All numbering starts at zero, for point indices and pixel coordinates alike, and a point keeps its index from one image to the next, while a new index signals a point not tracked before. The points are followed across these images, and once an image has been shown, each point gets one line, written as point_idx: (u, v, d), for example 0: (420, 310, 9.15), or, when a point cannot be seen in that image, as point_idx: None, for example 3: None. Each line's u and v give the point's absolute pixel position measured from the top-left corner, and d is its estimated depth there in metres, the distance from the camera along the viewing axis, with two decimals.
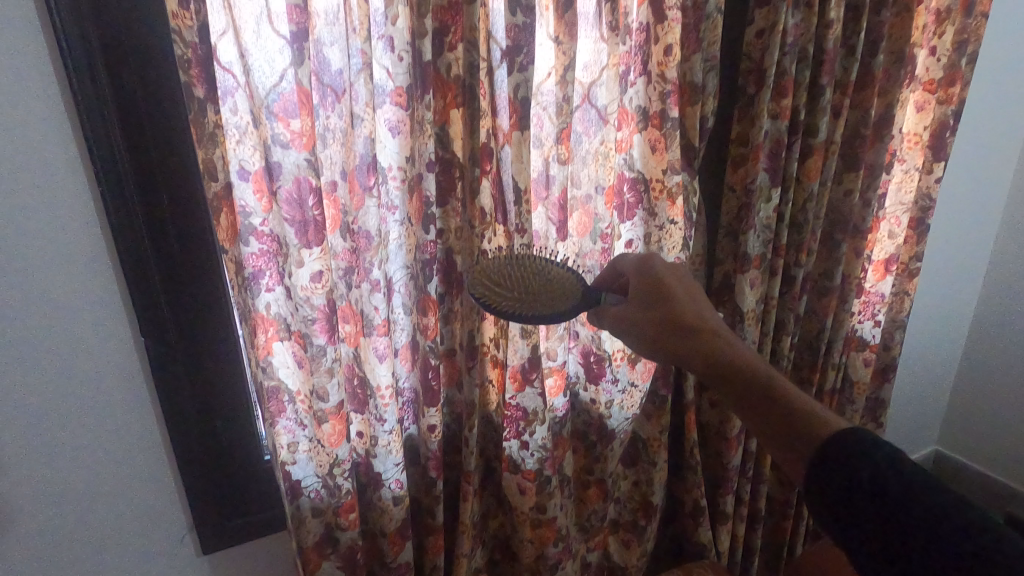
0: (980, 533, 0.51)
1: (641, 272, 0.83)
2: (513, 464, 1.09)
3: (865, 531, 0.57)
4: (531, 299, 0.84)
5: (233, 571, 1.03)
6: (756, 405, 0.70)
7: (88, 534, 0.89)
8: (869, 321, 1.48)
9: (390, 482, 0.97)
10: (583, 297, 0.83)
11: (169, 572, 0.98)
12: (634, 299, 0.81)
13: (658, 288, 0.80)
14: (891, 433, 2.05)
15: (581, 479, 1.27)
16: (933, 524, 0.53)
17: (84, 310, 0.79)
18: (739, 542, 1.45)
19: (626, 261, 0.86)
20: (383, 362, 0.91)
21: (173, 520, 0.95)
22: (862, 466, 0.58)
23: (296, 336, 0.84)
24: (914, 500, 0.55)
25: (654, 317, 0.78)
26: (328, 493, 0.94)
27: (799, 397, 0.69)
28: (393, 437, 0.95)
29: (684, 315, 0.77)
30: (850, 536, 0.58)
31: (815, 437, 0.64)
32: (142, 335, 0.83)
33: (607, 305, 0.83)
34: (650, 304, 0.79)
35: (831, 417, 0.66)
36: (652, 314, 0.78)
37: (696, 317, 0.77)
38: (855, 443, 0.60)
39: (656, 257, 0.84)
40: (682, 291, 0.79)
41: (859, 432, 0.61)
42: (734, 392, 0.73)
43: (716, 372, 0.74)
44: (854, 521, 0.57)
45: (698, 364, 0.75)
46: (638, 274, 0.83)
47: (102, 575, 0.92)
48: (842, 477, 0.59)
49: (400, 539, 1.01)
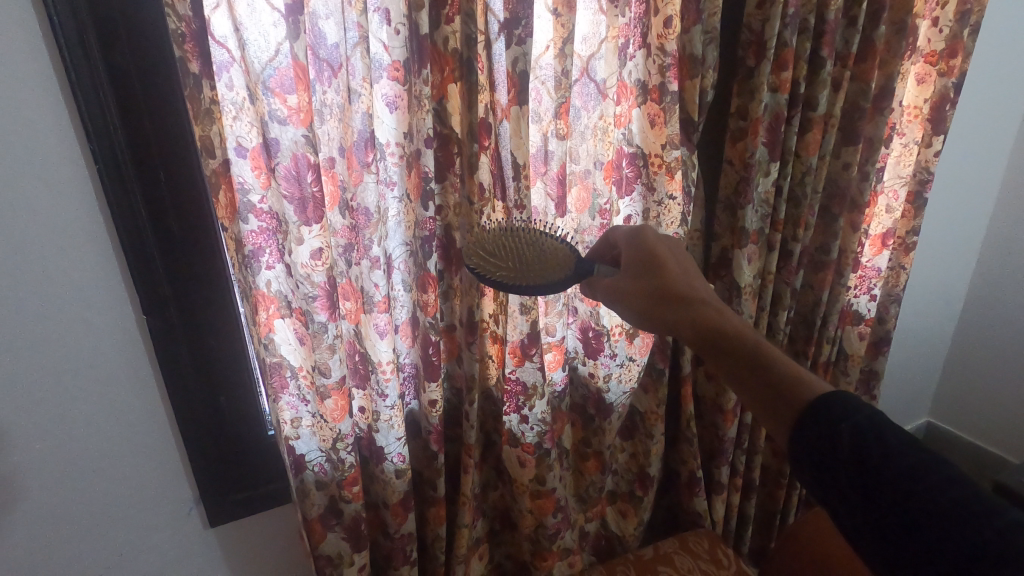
0: (955, 486, 0.53)
1: (633, 244, 0.84)
2: (513, 438, 1.11)
3: (846, 489, 0.57)
4: (522, 273, 0.84)
5: (241, 542, 1.05)
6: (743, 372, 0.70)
7: (97, 511, 0.91)
8: (865, 296, 1.49)
9: (393, 455, 0.99)
10: (575, 269, 0.84)
11: (178, 544, 1.00)
12: (626, 271, 0.82)
13: (649, 259, 0.81)
14: (884, 405, 2.08)
15: (579, 451, 1.30)
16: (913, 480, 0.54)
17: (85, 289, 0.79)
18: (734, 511, 1.48)
19: (618, 232, 0.88)
20: (383, 338, 0.92)
21: (179, 495, 0.97)
22: (840, 428, 0.59)
23: (297, 313, 0.85)
24: (894, 457, 0.56)
25: (644, 287, 0.79)
26: (332, 466, 0.96)
27: (787, 364, 0.69)
28: (395, 412, 0.96)
29: (673, 284, 0.78)
30: (831, 493, 0.59)
31: (797, 401, 0.64)
32: (144, 313, 0.84)
33: (599, 276, 0.84)
34: (640, 274, 0.81)
35: (818, 383, 0.65)
36: (640, 283, 0.79)
37: (685, 287, 0.78)
38: (837, 404, 0.60)
39: (648, 229, 0.85)
40: (671, 261, 0.80)
41: (841, 395, 0.61)
42: (722, 361, 0.73)
43: (704, 341, 0.74)
44: (835, 478, 0.58)
45: (687, 333, 0.76)
46: (630, 246, 0.84)
47: (112, 549, 0.94)
48: (823, 437, 0.60)
49: (403, 510, 1.03)
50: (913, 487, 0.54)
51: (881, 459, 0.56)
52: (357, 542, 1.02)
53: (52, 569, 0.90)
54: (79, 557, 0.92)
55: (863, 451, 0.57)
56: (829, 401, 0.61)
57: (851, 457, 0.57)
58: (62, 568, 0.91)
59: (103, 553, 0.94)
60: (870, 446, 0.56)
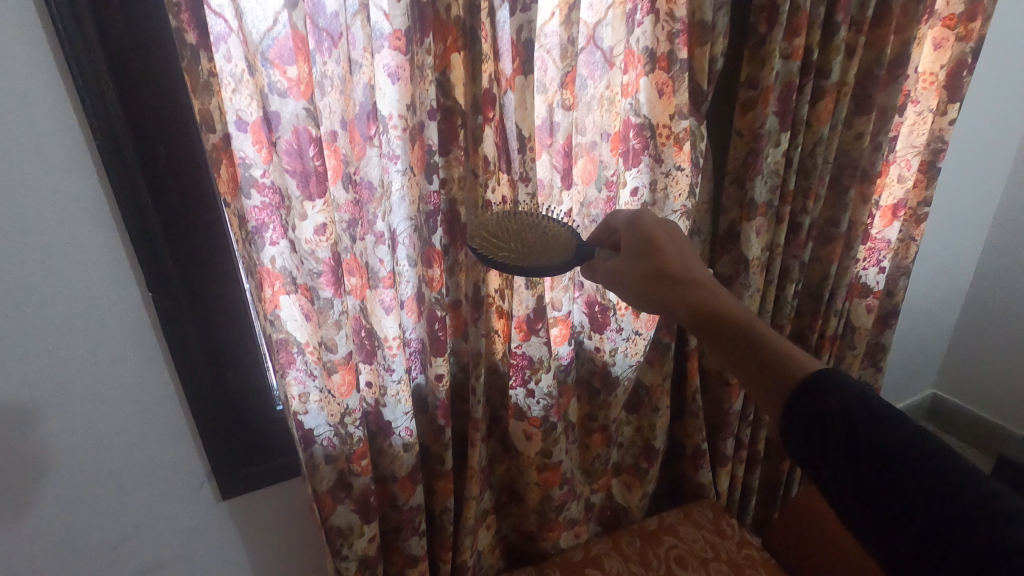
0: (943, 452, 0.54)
1: (631, 227, 0.85)
2: (519, 412, 1.12)
3: (833, 460, 0.58)
4: (524, 257, 0.85)
5: (252, 515, 1.06)
6: (738, 351, 0.72)
7: (110, 485, 0.92)
8: (874, 268, 1.48)
9: (400, 430, 1.00)
10: (576, 254, 0.84)
11: (191, 517, 1.01)
12: (625, 254, 0.83)
13: (647, 242, 0.82)
14: (890, 377, 2.08)
15: (585, 425, 1.30)
16: (901, 447, 0.55)
17: (90, 265, 0.80)
18: (738, 482, 1.50)
19: (618, 216, 0.88)
20: (389, 313, 0.92)
21: (191, 470, 0.98)
22: (830, 401, 0.59)
23: (303, 289, 0.84)
24: (883, 426, 0.56)
25: (642, 269, 0.80)
26: (340, 441, 0.97)
27: (781, 343, 0.69)
28: (402, 387, 0.97)
29: (670, 266, 0.79)
30: (821, 465, 0.59)
31: (788, 378, 0.65)
32: (149, 290, 0.84)
33: (599, 259, 0.85)
34: (639, 256, 0.82)
35: (809, 361, 0.66)
36: (638, 266, 0.81)
37: (682, 269, 0.79)
38: (829, 380, 0.61)
39: (647, 212, 0.86)
40: (668, 242, 0.81)
41: (833, 372, 0.62)
42: (719, 341, 0.74)
43: (702, 323, 0.76)
44: (824, 450, 0.59)
45: (684, 314, 0.77)
46: (628, 229, 0.85)
47: (125, 522, 0.96)
48: (813, 412, 0.60)
49: (411, 483, 1.05)
50: (902, 455, 0.54)
51: (870, 428, 0.56)
52: (367, 514, 1.03)
53: (69, 540, 0.92)
54: (95, 530, 0.94)
55: (851, 422, 0.57)
56: (822, 376, 0.62)
57: (841, 429, 0.58)
58: (78, 540, 0.93)
59: (117, 526, 0.95)
60: (859, 417, 0.57)
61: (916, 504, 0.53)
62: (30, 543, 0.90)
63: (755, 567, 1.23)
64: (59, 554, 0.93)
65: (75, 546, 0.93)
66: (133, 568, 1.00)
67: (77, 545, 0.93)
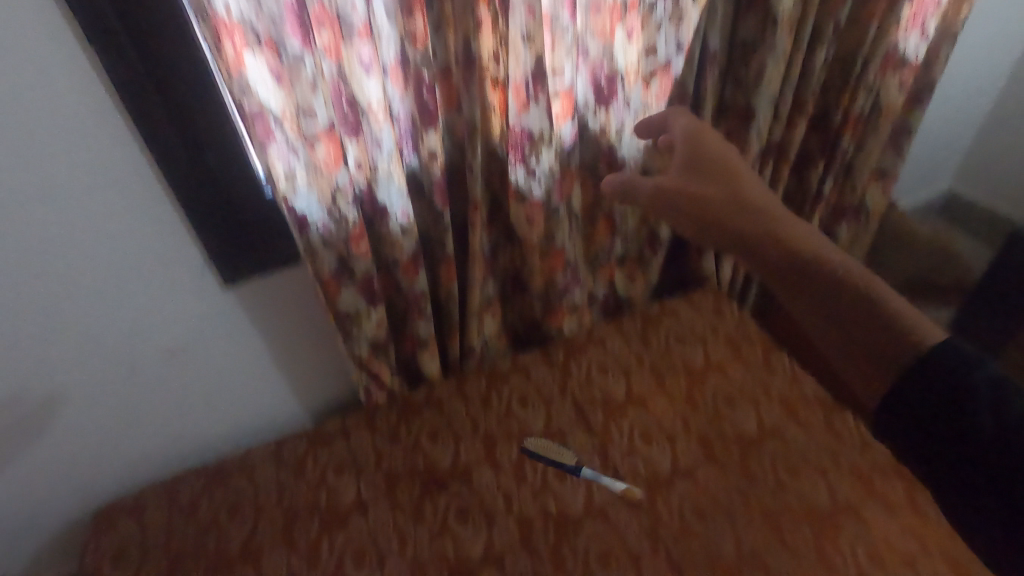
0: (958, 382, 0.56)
1: (693, 145, 0.87)
2: (519, 194, 1.06)
3: (896, 422, 0.59)
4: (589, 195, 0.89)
5: (259, 305, 1.08)
6: (804, 280, 0.69)
7: (110, 273, 0.91)
8: (916, 35, 1.27)
9: (397, 213, 0.96)
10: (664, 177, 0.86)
11: (199, 307, 1.02)
12: (693, 173, 0.85)
13: (723, 168, 0.84)
14: (908, 171, 1.95)
15: (589, 214, 1.27)
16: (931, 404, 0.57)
17: (17, 21, 0.68)
18: (740, 271, 1.52)
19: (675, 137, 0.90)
20: (371, 76, 0.83)
21: (188, 257, 0.96)
22: (910, 367, 0.59)
23: (267, 43, 0.75)
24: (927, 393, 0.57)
25: (716, 189, 0.82)
26: (335, 223, 0.94)
27: (848, 265, 0.68)
28: (394, 165, 0.91)
29: (750, 199, 0.79)
30: (887, 424, 0.60)
31: (871, 320, 0.63)
32: (96, 53, 0.74)
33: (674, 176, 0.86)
34: (711, 176, 0.84)
35: (885, 294, 0.65)
36: (714, 186, 0.82)
37: (761, 201, 0.79)
38: (899, 340, 0.61)
39: (714, 135, 0.88)
40: (745, 175, 0.83)
41: (904, 334, 0.61)
42: (783, 259, 0.72)
43: (771, 237, 0.74)
44: (894, 412, 0.59)
45: (756, 230, 0.76)
46: (692, 146, 0.87)
47: (134, 311, 0.97)
48: (894, 374, 0.59)
49: (414, 268, 1.04)
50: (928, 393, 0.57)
51: (921, 381, 0.57)
52: (373, 298, 1.05)
53: (85, 327, 0.95)
54: (107, 317, 0.95)
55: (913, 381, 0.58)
56: (895, 340, 0.61)
57: (903, 386, 0.58)
58: (94, 326, 0.95)
59: (127, 314, 0.97)
60: (915, 380, 0.58)
61: (956, 444, 0.56)
62: (46, 329, 0.92)
63: (751, 342, 1.26)
64: (79, 340, 0.95)
65: (92, 332, 0.96)
66: (154, 355, 1.04)
67: (93, 331, 0.96)
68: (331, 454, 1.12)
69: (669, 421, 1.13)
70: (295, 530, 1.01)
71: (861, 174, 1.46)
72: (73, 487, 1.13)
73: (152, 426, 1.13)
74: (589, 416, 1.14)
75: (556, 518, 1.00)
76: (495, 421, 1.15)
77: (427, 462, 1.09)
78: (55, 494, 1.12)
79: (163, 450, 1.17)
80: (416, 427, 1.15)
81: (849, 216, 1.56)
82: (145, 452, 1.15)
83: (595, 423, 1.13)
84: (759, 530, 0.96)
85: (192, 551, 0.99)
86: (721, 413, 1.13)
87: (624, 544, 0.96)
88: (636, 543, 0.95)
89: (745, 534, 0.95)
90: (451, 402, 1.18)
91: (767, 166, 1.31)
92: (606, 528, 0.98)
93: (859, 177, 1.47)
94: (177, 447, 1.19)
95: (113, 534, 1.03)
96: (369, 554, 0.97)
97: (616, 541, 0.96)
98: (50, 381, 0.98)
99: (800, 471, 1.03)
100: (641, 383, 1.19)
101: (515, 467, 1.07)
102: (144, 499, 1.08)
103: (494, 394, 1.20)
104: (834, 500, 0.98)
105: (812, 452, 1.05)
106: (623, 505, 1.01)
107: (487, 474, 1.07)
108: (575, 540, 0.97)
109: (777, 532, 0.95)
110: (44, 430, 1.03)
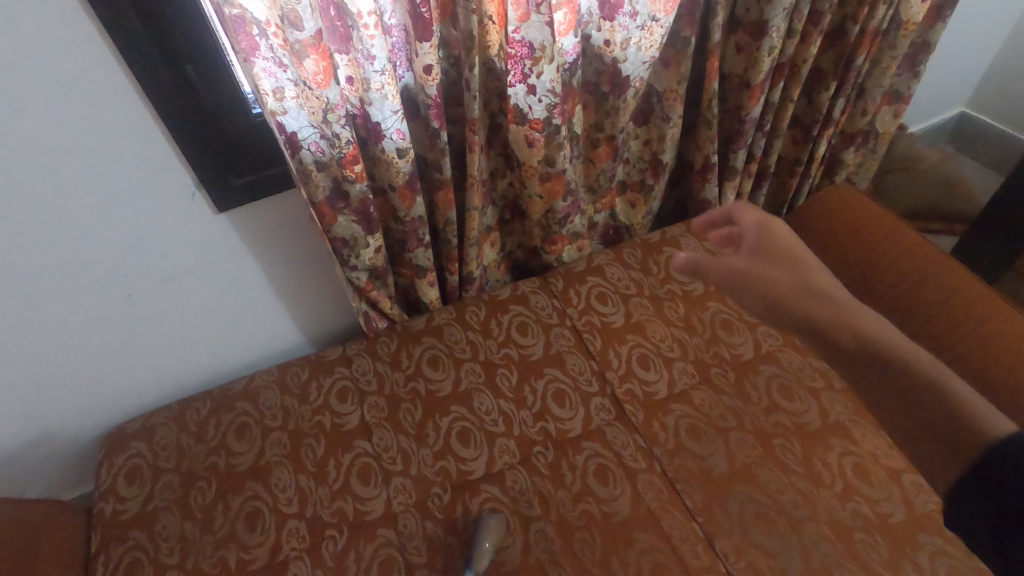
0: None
1: (762, 238, 0.77)
2: (519, 115, 1.03)
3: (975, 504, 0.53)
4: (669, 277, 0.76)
5: (255, 232, 1.06)
6: (885, 380, 0.63)
7: (97, 195, 0.89)
8: None
9: (392, 134, 0.92)
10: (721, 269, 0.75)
11: (194, 234, 1.00)
12: (755, 258, 0.76)
13: (782, 252, 0.75)
14: (919, 91, 1.87)
15: (590, 138, 1.23)
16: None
17: None
18: (743, 198, 1.49)
19: (744, 221, 0.80)
20: None
21: (178, 182, 0.93)
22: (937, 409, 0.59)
23: None
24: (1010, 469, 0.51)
25: (778, 275, 0.73)
26: (328, 145, 0.90)
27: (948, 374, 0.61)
28: (387, 80, 0.85)
29: (817, 284, 0.71)
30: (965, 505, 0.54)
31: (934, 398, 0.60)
32: None
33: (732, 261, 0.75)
34: (773, 264, 0.74)
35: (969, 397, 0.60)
36: (773, 270, 0.73)
37: (829, 285, 0.70)
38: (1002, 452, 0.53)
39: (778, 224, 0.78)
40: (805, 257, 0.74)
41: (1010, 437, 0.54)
42: (879, 367, 0.63)
43: (858, 343, 0.65)
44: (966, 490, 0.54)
45: (841, 332, 0.66)
46: (759, 238, 0.77)
47: (128, 237, 0.95)
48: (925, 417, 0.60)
49: (411, 193, 1.02)
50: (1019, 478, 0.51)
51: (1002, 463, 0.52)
52: (370, 225, 1.03)
53: (77, 251, 0.93)
54: (99, 242, 0.94)
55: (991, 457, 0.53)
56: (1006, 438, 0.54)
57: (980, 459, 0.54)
58: (86, 251, 0.94)
59: (121, 241, 0.95)
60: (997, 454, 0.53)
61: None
62: (41, 256, 0.91)
63: None
64: (72, 265, 0.94)
65: (85, 257, 0.94)
66: (151, 281, 1.03)
67: (86, 255, 0.94)
68: (333, 379, 1.14)
69: (667, 346, 1.14)
70: (301, 450, 1.04)
71: (874, 96, 1.40)
72: (84, 407, 1.16)
73: (157, 350, 1.14)
74: (587, 342, 1.15)
75: (555, 438, 1.03)
76: (495, 347, 1.16)
77: (428, 386, 1.11)
78: (67, 415, 1.15)
79: (170, 373, 1.20)
80: (416, 352, 1.16)
81: (859, 140, 1.50)
82: (153, 373, 1.18)
83: (593, 349, 1.14)
84: (750, 447, 0.99)
85: (202, 470, 1.03)
86: (718, 338, 1.14)
87: (619, 460, 0.99)
88: (632, 459, 0.99)
89: (737, 451, 0.98)
90: (451, 328, 1.19)
91: (778, 86, 1.25)
92: (603, 446, 1.01)
93: (872, 99, 1.41)
94: (184, 369, 1.21)
95: (126, 454, 1.06)
96: (374, 471, 1.01)
97: (612, 458, 0.99)
98: (49, 305, 0.97)
99: (794, 393, 1.05)
100: (640, 309, 1.20)
101: (514, 390, 1.09)
102: (153, 421, 1.10)
103: (494, 320, 1.20)
104: (826, 420, 1.01)
105: (807, 372, 1.08)
106: (620, 425, 1.04)
107: (487, 397, 1.09)
108: (574, 458, 1.00)
109: (769, 449, 0.98)
110: (49, 354, 1.04)
